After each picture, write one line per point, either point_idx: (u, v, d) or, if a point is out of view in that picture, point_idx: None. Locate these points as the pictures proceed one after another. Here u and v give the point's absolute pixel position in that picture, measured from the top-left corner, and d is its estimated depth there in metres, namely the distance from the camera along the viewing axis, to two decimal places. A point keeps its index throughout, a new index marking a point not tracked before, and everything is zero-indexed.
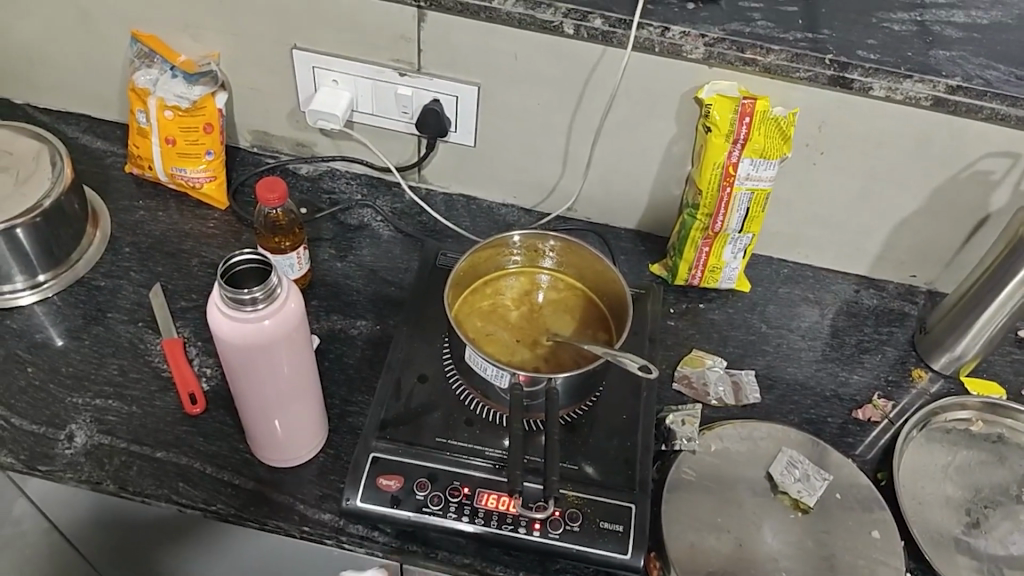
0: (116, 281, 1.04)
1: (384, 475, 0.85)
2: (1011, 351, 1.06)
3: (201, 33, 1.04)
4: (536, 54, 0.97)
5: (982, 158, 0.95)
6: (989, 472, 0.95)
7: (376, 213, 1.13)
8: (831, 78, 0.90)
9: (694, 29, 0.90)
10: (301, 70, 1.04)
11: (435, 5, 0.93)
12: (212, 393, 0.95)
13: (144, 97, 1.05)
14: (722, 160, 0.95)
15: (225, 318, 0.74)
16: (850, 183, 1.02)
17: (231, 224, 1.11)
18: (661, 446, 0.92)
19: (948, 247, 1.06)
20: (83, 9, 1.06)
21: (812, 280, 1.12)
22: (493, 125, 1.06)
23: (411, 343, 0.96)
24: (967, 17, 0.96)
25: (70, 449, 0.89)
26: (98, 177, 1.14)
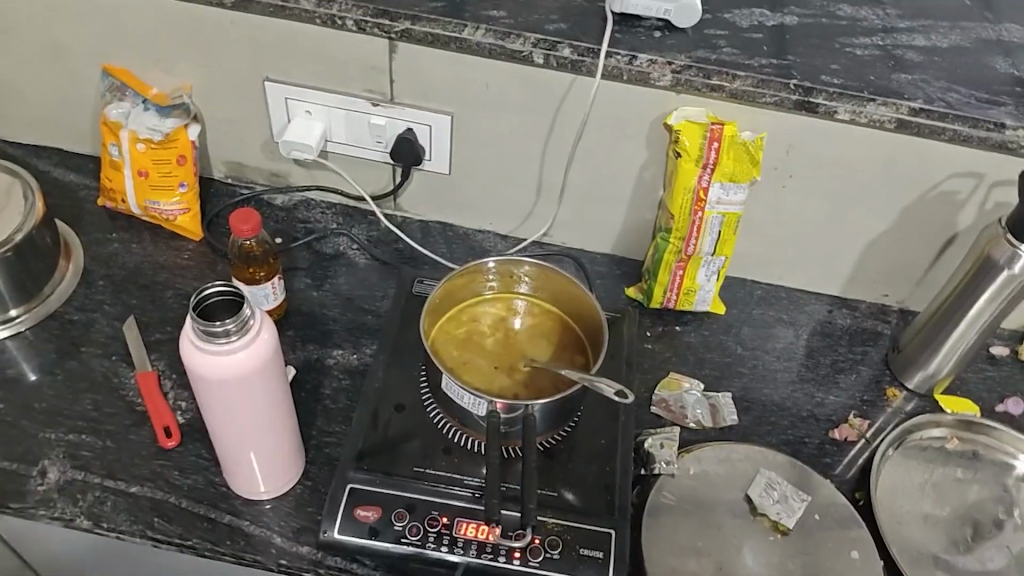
0: (89, 315, 1.02)
1: (361, 506, 0.84)
2: (984, 367, 1.08)
3: (173, 66, 1.05)
4: (508, 83, 0.98)
5: (947, 178, 0.97)
6: (966, 489, 0.95)
7: (352, 241, 1.13)
8: (797, 102, 0.92)
9: (661, 57, 0.92)
10: (274, 101, 1.05)
11: (406, 36, 0.94)
12: (188, 426, 0.93)
13: (116, 131, 1.05)
14: (693, 185, 0.96)
15: (198, 351, 0.74)
16: (819, 204, 1.03)
17: (205, 255, 1.10)
18: (640, 470, 0.92)
19: (918, 266, 1.08)
20: (56, 44, 1.06)
21: (786, 301, 1.13)
22: (467, 153, 1.07)
23: (388, 371, 0.96)
24: (928, 41, 0.98)
25: (42, 485, 0.88)
26: (72, 210, 1.13)
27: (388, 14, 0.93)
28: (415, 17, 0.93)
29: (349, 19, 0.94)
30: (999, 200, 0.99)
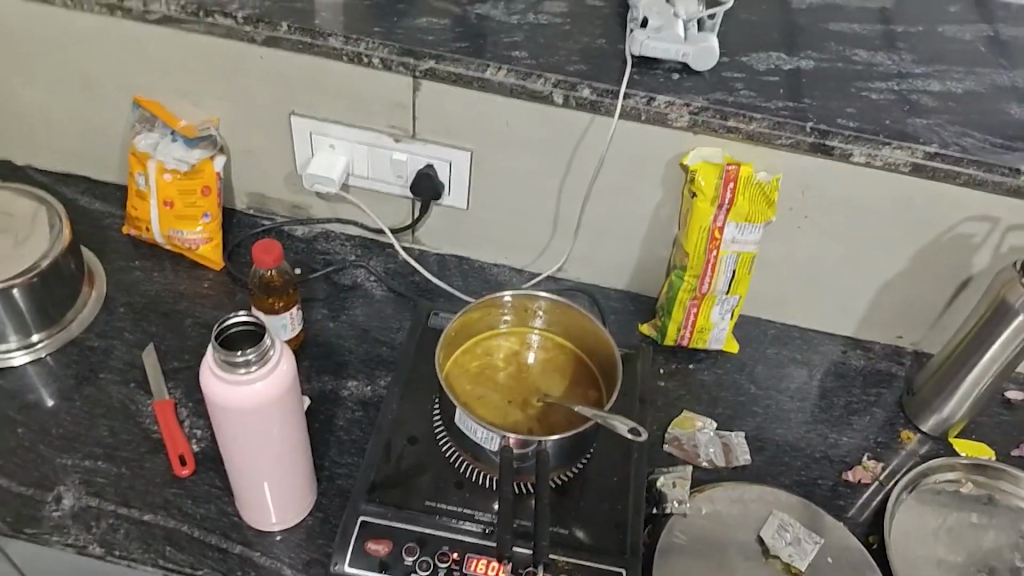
0: (110, 341, 1.04)
1: (372, 539, 0.84)
2: (1000, 412, 1.07)
3: (201, 99, 1.08)
4: (526, 122, 1.00)
5: (963, 222, 0.98)
6: (981, 535, 0.94)
7: (369, 273, 1.15)
8: (813, 145, 0.93)
9: (679, 98, 0.94)
10: (298, 136, 1.07)
11: (430, 74, 0.97)
12: (203, 454, 0.94)
13: (144, 161, 1.07)
14: (707, 225, 0.98)
15: (218, 381, 0.75)
16: (834, 244, 1.04)
17: (225, 285, 1.12)
18: (652, 509, 0.92)
19: (933, 308, 1.08)
20: (90, 76, 1.09)
21: (800, 340, 1.13)
22: (485, 188, 1.08)
23: (402, 404, 0.96)
24: (943, 86, 0.99)
25: (58, 511, 0.89)
26: (96, 238, 1.15)
27: (412, 53, 0.96)
28: (440, 56, 0.96)
29: (375, 57, 0.97)
30: (1015, 244, 0.99)
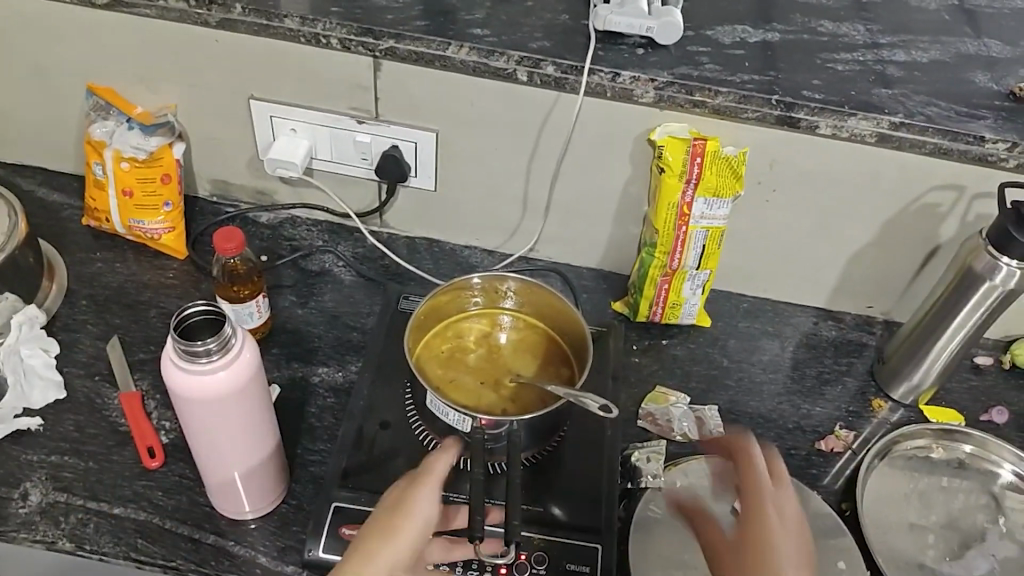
0: (73, 334, 1.02)
1: (346, 525, 0.84)
2: (968, 377, 1.08)
3: (157, 85, 1.05)
4: (492, 101, 0.99)
5: (928, 191, 0.98)
6: (952, 497, 0.95)
7: (337, 258, 1.13)
8: (778, 117, 0.93)
9: (644, 74, 0.92)
10: (260, 120, 1.05)
11: (390, 54, 0.95)
12: (172, 446, 0.93)
13: (101, 150, 1.05)
14: (676, 200, 0.97)
15: (179, 371, 0.73)
16: (803, 217, 1.04)
17: (190, 274, 1.10)
18: (627, 484, 0.92)
19: (902, 278, 1.08)
20: (41, 65, 1.06)
21: (771, 314, 1.13)
22: (452, 169, 1.07)
23: (373, 389, 0.95)
24: (908, 56, 0.99)
25: (24, 508, 0.87)
26: (55, 230, 1.12)
27: (371, 33, 0.94)
28: (400, 35, 0.94)
29: (333, 37, 0.95)
30: (980, 212, 0.99)
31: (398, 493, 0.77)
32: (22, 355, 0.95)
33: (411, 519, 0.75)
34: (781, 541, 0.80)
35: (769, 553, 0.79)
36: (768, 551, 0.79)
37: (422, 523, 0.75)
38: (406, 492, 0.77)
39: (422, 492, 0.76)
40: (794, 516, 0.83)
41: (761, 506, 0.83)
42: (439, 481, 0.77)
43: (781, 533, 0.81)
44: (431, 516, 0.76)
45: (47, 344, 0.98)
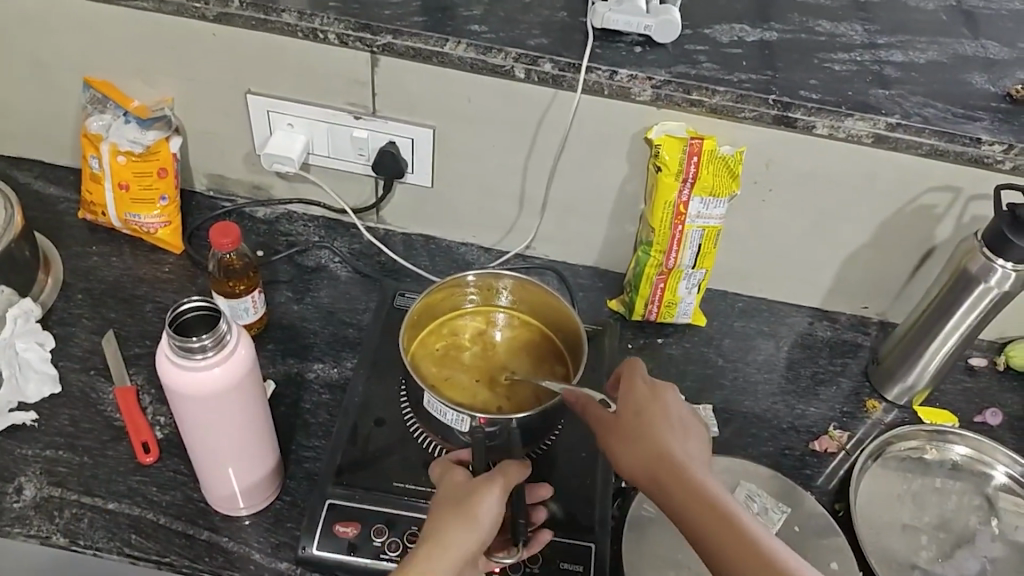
0: (68, 328, 1.02)
1: (341, 522, 0.84)
2: (962, 378, 1.09)
3: (154, 79, 1.05)
4: (489, 98, 0.98)
5: (924, 192, 0.99)
6: (944, 499, 0.96)
7: (334, 254, 1.13)
8: (775, 117, 0.93)
9: (641, 72, 0.92)
10: (256, 114, 1.05)
11: (387, 50, 0.95)
12: (167, 441, 0.93)
13: (97, 143, 1.04)
14: (673, 199, 0.97)
15: (174, 367, 0.73)
16: (799, 217, 1.04)
17: (186, 269, 1.10)
18: (621, 483, 0.92)
19: (897, 279, 1.09)
20: (37, 57, 1.05)
21: (767, 313, 1.14)
22: (449, 166, 1.07)
23: (368, 386, 0.95)
24: (906, 56, 0.99)
25: (19, 502, 0.87)
26: (51, 224, 1.12)
27: (369, 29, 0.94)
28: (397, 31, 0.93)
29: (331, 33, 0.94)
30: (975, 214, 1.00)
31: (465, 485, 0.75)
32: (18, 349, 0.95)
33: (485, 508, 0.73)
34: (669, 413, 0.73)
35: (659, 428, 0.72)
36: (659, 422, 0.73)
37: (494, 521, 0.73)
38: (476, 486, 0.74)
39: (499, 482, 0.75)
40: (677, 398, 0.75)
41: (641, 389, 0.75)
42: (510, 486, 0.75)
43: (668, 409, 0.74)
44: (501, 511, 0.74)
45: (42, 339, 0.98)
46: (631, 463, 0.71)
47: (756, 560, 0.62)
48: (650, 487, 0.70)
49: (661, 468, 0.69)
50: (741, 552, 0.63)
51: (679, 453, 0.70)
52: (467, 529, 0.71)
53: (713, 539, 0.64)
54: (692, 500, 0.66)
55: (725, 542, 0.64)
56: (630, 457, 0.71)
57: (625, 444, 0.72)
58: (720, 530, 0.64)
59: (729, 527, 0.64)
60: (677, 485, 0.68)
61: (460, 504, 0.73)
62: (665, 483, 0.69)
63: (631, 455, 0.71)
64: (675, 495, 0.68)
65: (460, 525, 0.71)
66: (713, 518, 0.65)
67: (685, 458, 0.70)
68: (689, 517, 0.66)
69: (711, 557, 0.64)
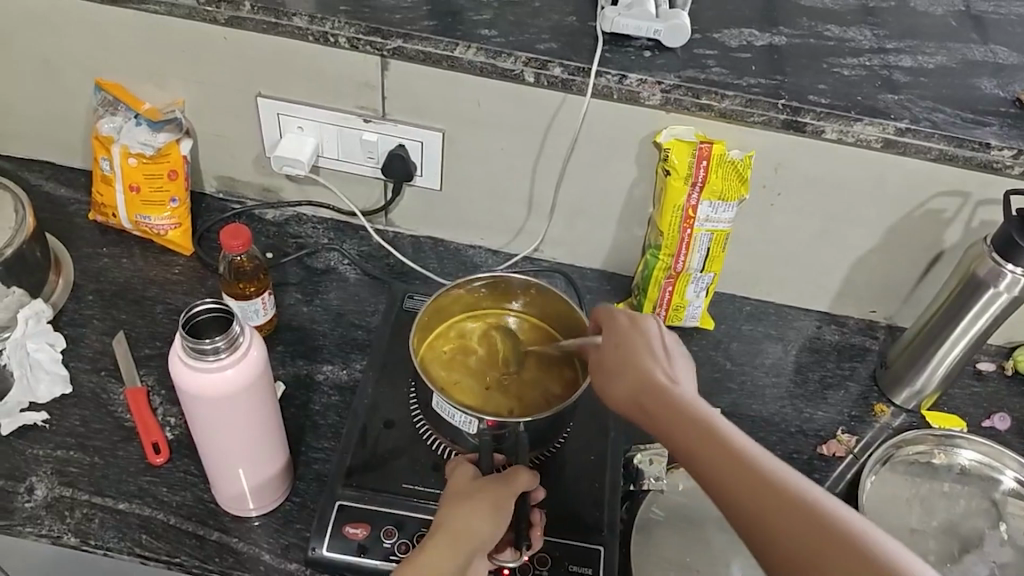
0: (79, 329, 1.02)
1: (350, 523, 0.85)
2: (971, 383, 1.09)
3: (165, 81, 1.05)
4: (498, 101, 0.99)
5: (933, 197, 0.99)
6: (952, 503, 0.96)
7: (343, 256, 1.14)
8: (784, 121, 0.93)
9: (651, 76, 0.93)
10: (266, 117, 1.05)
11: (398, 54, 0.95)
12: (177, 442, 0.93)
13: (108, 145, 1.05)
14: (682, 203, 0.98)
15: (187, 369, 0.73)
16: (807, 222, 1.04)
17: (196, 270, 1.11)
18: (630, 487, 0.92)
19: (905, 283, 1.09)
20: (49, 59, 1.06)
21: (775, 317, 1.14)
22: (458, 169, 1.07)
23: (377, 388, 0.96)
24: (914, 61, 0.99)
25: (31, 502, 0.87)
26: (62, 225, 1.13)
27: (379, 32, 0.94)
28: (407, 35, 0.94)
29: (341, 36, 0.95)
30: (984, 218, 1.00)
31: (474, 487, 0.78)
32: (29, 349, 0.95)
33: (489, 516, 0.75)
34: (657, 346, 0.73)
35: (645, 358, 0.71)
36: (647, 353, 0.72)
37: (493, 515, 0.75)
38: (476, 485, 0.78)
39: (507, 491, 0.76)
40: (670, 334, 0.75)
41: (631, 326, 0.75)
42: (510, 483, 0.77)
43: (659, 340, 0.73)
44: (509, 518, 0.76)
45: (53, 339, 0.98)
46: (621, 398, 0.71)
47: (742, 473, 0.59)
48: (643, 419, 0.69)
49: (649, 394, 0.68)
50: (732, 468, 0.60)
51: (666, 380, 0.69)
52: (460, 520, 0.74)
53: (696, 454, 0.62)
54: (676, 420, 0.65)
55: (711, 457, 0.61)
56: (619, 390, 0.71)
57: (617, 381, 0.71)
58: (706, 447, 0.62)
59: (712, 441, 0.62)
60: (663, 410, 0.67)
61: (467, 506, 0.76)
62: (654, 411, 0.67)
63: (620, 388, 0.71)
64: (662, 420, 0.66)
65: (456, 516, 0.75)
66: (698, 435, 0.63)
67: (673, 384, 0.69)
68: (678, 439, 0.64)
69: (697, 475, 0.62)
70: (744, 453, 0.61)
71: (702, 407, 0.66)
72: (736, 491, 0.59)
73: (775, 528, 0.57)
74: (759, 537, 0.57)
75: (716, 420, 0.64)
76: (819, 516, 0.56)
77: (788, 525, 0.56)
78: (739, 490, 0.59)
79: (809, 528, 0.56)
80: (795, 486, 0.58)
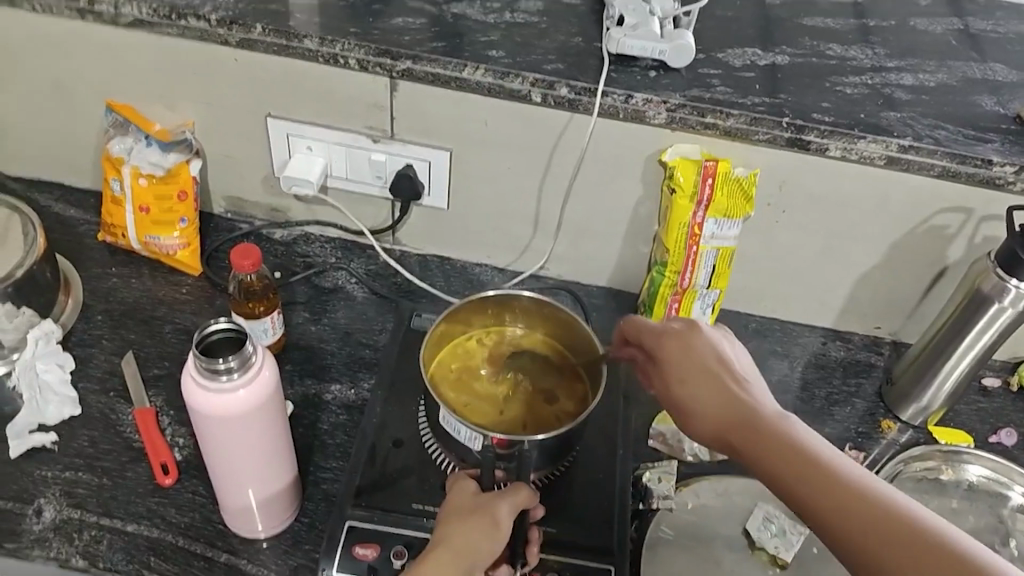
0: (88, 350, 1.03)
1: (360, 543, 0.84)
2: (977, 399, 1.09)
3: (175, 103, 1.06)
4: (506, 121, 1.00)
5: (936, 214, 0.99)
6: (961, 519, 0.96)
7: (350, 275, 1.14)
8: (789, 139, 0.94)
9: (656, 96, 0.94)
10: (275, 137, 1.06)
11: (407, 75, 0.96)
12: (186, 462, 0.94)
13: (119, 166, 1.06)
14: (687, 220, 0.98)
15: (200, 389, 0.74)
16: (812, 239, 1.05)
17: (204, 290, 1.11)
18: (639, 505, 0.92)
19: (910, 299, 1.09)
20: (60, 81, 1.07)
21: (780, 334, 1.14)
22: (465, 188, 1.08)
23: (386, 407, 0.96)
24: (916, 79, 1.00)
25: (39, 524, 0.87)
26: (71, 246, 1.14)
27: (389, 54, 0.95)
28: (416, 57, 0.95)
29: (351, 58, 0.96)
30: (987, 234, 1.00)
31: (475, 502, 0.78)
32: (39, 370, 0.96)
33: (489, 531, 0.75)
34: (725, 361, 0.73)
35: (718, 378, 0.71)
36: (724, 379, 0.71)
37: (493, 532, 0.75)
38: (477, 501, 0.78)
39: (508, 507, 0.77)
40: (739, 356, 0.74)
41: (698, 349, 0.74)
42: (508, 502, 0.77)
43: (730, 364, 0.72)
44: (508, 533, 0.76)
45: (64, 359, 0.98)
46: (700, 421, 0.71)
47: (836, 497, 0.60)
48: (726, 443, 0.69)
49: (729, 419, 0.69)
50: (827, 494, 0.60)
51: (745, 403, 0.69)
52: (462, 536, 0.74)
53: (791, 477, 0.63)
54: (763, 442, 0.65)
55: (803, 483, 0.62)
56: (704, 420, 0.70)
57: (692, 404, 0.71)
58: (797, 473, 0.62)
59: (815, 471, 0.62)
60: (755, 440, 0.66)
61: (468, 520, 0.76)
62: (739, 438, 0.67)
63: (701, 417, 0.71)
64: (747, 445, 0.67)
65: (458, 532, 0.75)
66: (787, 458, 0.63)
67: (749, 403, 0.69)
68: (767, 466, 0.65)
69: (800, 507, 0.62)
70: (849, 483, 0.61)
71: (793, 432, 0.65)
72: (846, 521, 0.59)
73: (886, 557, 0.57)
74: (875, 568, 0.58)
75: (814, 448, 0.64)
76: (922, 531, 0.57)
77: (893, 543, 0.57)
78: (837, 512, 0.60)
79: (915, 545, 0.56)
80: (909, 515, 0.58)
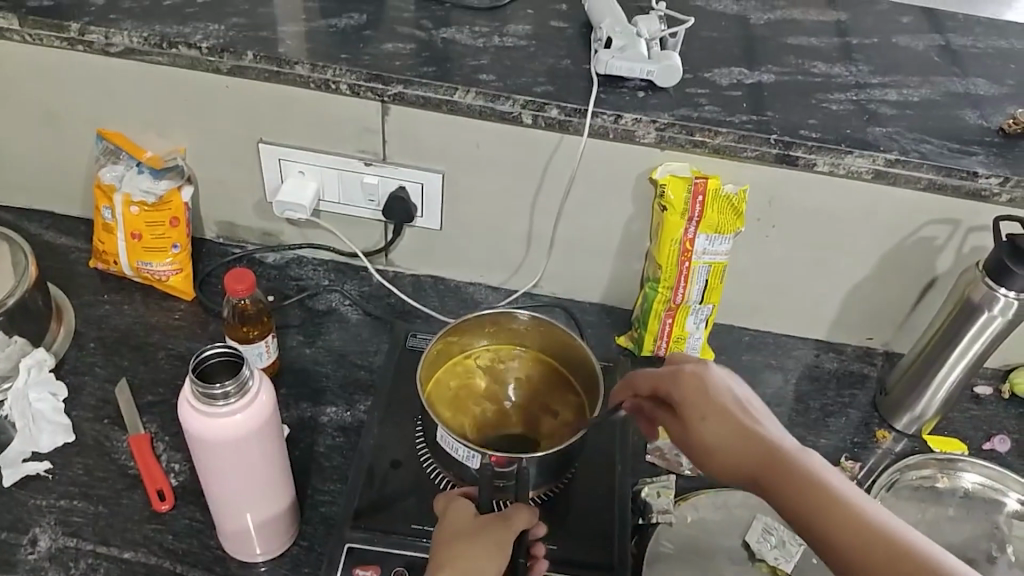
0: (81, 377, 1.02)
1: (360, 565, 0.84)
2: (969, 407, 1.10)
3: (168, 130, 1.07)
4: (497, 143, 1.01)
5: (924, 225, 1.01)
6: (958, 527, 0.97)
7: (344, 297, 1.14)
8: (777, 156, 0.96)
9: (646, 116, 0.95)
10: (268, 162, 1.07)
11: (399, 99, 0.97)
12: (182, 488, 0.93)
13: (110, 194, 1.06)
14: (679, 236, 0.99)
15: (196, 415, 0.74)
16: (802, 253, 1.06)
17: (197, 314, 1.11)
18: (638, 520, 0.92)
19: (900, 310, 1.10)
20: (52, 111, 1.08)
21: (773, 347, 1.15)
22: (458, 209, 1.09)
23: (383, 428, 0.96)
24: (899, 95, 1.02)
25: (34, 554, 0.86)
26: (63, 273, 1.13)
27: (380, 79, 0.96)
28: (408, 81, 0.96)
29: (343, 83, 0.97)
30: (974, 244, 1.02)
31: (477, 522, 0.78)
32: (31, 400, 0.96)
33: (490, 554, 0.75)
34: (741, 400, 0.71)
35: (738, 420, 0.70)
36: (744, 420, 0.70)
37: (496, 554, 0.75)
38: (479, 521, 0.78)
39: (507, 529, 0.77)
40: (748, 392, 0.73)
41: (712, 390, 0.72)
42: (512, 524, 0.77)
43: (746, 403, 0.72)
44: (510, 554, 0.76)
45: (57, 388, 0.99)
46: (723, 465, 0.70)
47: (874, 547, 0.61)
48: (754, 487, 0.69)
49: (757, 465, 0.68)
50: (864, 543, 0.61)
51: (769, 445, 0.68)
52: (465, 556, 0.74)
53: (826, 527, 0.63)
54: (794, 489, 0.65)
55: (841, 535, 0.62)
56: (725, 464, 0.69)
57: (713, 448, 0.70)
58: (834, 524, 0.63)
59: (849, 516, 0.62)
60: (784, 483, 0.66)
61: (470, 541, 0.76)
62: (768, 484, 0.67)
63: (724, 460, 0.70)
64: (777, 491, 0.66)
65: (461, 553, 0.74)
66: (821, 508, 0.64)
67: (774, 446, 0.68)
68: (800, 513, 0.65)
69: (831, 548, 0.63)
70: (882, 526, 0.62)
71: (821, 475, 0.65)
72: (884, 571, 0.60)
73: None
74: None
75: (843, 489, 0.64)
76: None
77: None
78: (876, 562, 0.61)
79: None
80: (941, 559, 0.59)
